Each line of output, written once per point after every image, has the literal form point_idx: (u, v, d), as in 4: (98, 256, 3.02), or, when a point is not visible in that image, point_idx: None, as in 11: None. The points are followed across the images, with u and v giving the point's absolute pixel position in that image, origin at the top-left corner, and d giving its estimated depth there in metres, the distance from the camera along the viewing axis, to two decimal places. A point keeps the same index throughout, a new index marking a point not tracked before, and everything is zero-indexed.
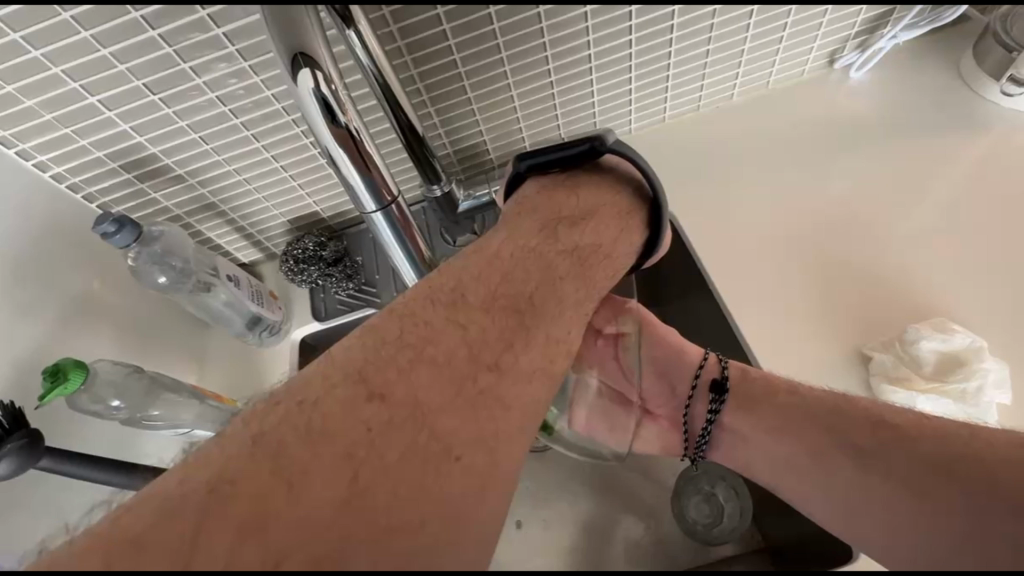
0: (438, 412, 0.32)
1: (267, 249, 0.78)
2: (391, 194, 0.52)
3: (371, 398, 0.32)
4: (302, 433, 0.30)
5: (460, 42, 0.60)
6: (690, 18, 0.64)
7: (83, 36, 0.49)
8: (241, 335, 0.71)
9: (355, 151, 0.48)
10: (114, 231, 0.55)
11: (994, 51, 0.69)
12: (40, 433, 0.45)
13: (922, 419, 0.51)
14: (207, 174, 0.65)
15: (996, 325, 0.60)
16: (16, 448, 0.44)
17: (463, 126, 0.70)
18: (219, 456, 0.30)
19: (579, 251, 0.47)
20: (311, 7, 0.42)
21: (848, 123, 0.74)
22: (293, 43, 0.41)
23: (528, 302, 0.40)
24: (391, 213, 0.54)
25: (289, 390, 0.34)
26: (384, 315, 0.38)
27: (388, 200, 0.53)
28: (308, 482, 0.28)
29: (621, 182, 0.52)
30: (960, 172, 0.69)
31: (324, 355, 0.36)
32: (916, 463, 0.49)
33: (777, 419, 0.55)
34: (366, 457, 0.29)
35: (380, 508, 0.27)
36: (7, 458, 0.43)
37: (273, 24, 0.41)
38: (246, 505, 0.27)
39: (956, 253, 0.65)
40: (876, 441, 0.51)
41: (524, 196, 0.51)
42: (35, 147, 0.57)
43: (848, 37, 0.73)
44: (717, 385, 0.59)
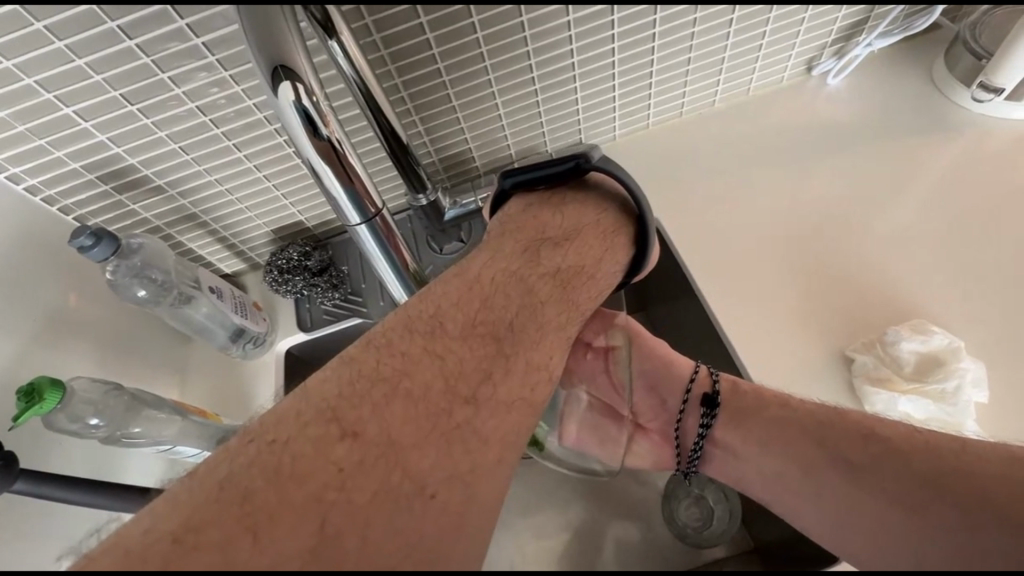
0: (411, 450, 0.31)
1: (251, 260, 0.77)
2: (376, 206, 0.52)
3: (343, 437, 0.31)
4: (276, 471, 0.30)
5: (444, 51, 0.60)
6: (671, 27, 0.65)
7: (58, 46, 0.48)
8: (224, 348, 0.70)
9: (337, 163, 0.47)
10: (92, 244, 0.53)
11: (964, 57, 0.71)
12: (15, 455, 0.44)
13: (913, 432, 0.52)
14: (188, 185, 0.64)
15: (973, 324, 0.62)
16: None
17: (447, 136, 0.70)
18: (187, 499, 0.29)
19: (560, 275, 0.47)
20: (292, 18, 0.42)
21: (826, 130, 0.76)
22: (274, 55, 0.41)
23: (508, 329, 0.40)
24: (375, 225, 0.53)
25: (263, 428, 0.33)
26: (360, 345, 0.38)
27: (372, 212, 0.52)
28: (274, 531, 0.27)
29: (605, 199, 0.53)
30: (934, 176, 0.71)
31: (299, 388, 0.36)
32: (907, 476, 0.49)
33: (768, 431, 0.56)
34: (335, 501, 0.28)
35: (352, 551, 0.26)
36: None
37: (253, 35, 0.41)
38: (225, 541, 0.26)
39: (934, 255, 0.66)
40: (868, 455, 0.51)
41: (505, 214, 0.52)
42: (8, 159, 0.56)
43: (825, 44, 0.75)
44: (709, 398, 0.60)
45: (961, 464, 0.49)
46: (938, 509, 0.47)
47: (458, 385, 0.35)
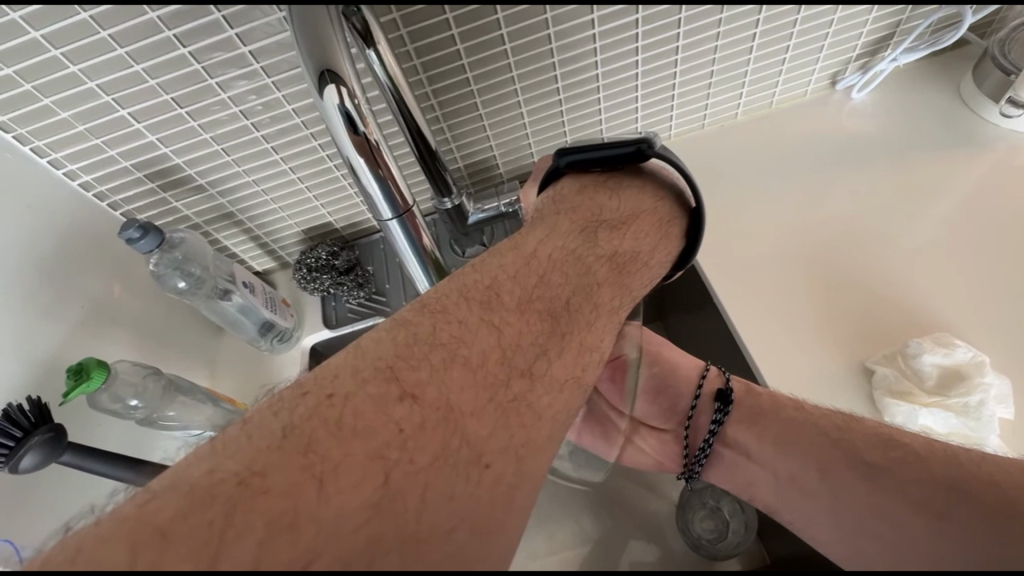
0: (468, 417, 0.32)
1: (281, 258, 0.80)
2: (407, 203, 0.55)
3: (402, 398, 0.33)
4: (339, 424, 0.31)
5: (473, 61, 0.62)
6: (694, 40, 0.67)
7: (119, 53, 0.52)
8: (253, 340, 0.73)
9: (373, 160, 0.50)
10: (139, 237, 0.56)
11: (992, 74, 0.71)
12: (64, 428, 0.46)
13: (938, 443, 0.51)
14: (226, 184, 0.68)
15: (1001, 341, 0.61)
16: (42, 441, 0.44)
17: (476, 144, 0.73)
18: (247, 447, 0.31)
19: (617, 257, 0.49)
20: (338, 27, 0.44)
21: (849, 142, 0.76)
22: (322, 61, 0.44)
23: (564, 308, 0.42)
24: (405, 221, 0.56)
25: (319, 381, 0.35)
26: (415, 311, 0.39)
27: (404, 209, 0.55)
28: (337, 482, 0.28)
29: (662, 189, 0.56)
30: (961, 191, 0.70)
31: (354, 345, 0.37)
32: (921, 480, 0.49)
33: (785, 433, 0.57)
34: (396, 460, 0.30)
35: (410, 510, 0.27)
36: (33, 450, 0.44)
37: (303, 42, 0.43)
38: (289, 484, 0.28)
39: (958, 271, 0.65)
40: (887, 459, 0.51)
41: (561, 192, 0.54)
42: (66, 157, 0.60)
43: (850, 59, 0.75)
44: (722, 396, 0.62)
45: (989, 474, 0.47)
46: (963, 515, 0.45)
47: (503, 360, 0.36)
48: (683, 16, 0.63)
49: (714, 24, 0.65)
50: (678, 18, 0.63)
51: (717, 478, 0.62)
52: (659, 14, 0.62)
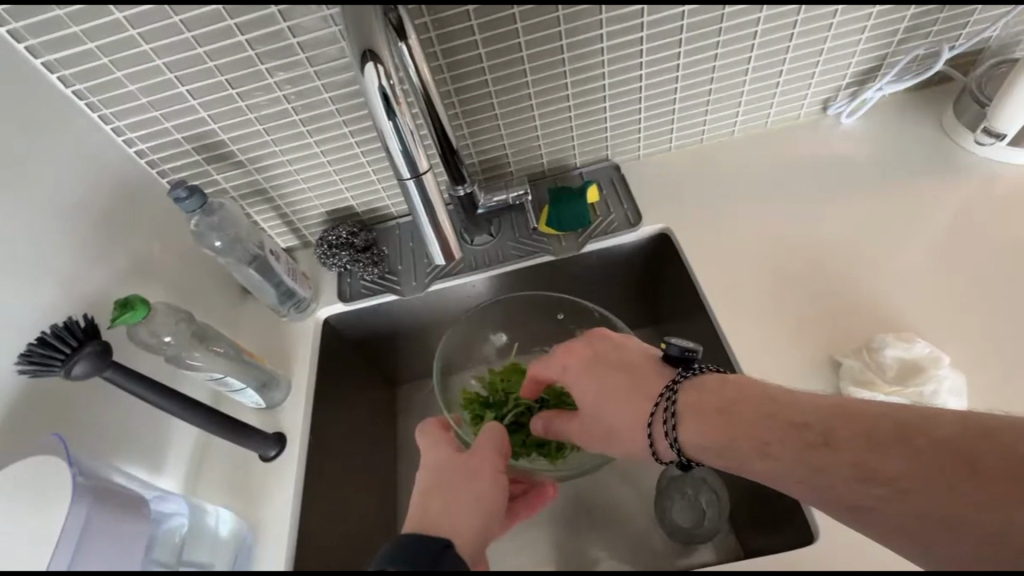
0: None
1: (303, 237, 0.87)
2: (424, 165, 0.60)
3: None
4: None
5: (493, 65, 0.70)
6: (693, 59, 0.74)
7: (186, 37, 0.60)
8: (274, 306, 0.79)
9: (401, 134, 0.57)
10: (185, 197, 0.63)
11: (970, 106, 0.76)
12: (109, 345, 0.53)
13: (903, 423, 0.46)
14: (263, 162, 0.75)
15: (960, 345, 0.66)
16: (93, 351, 0.51)
17: (489, 144, 0.80)
18: None
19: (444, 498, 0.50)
20: (381, 17, 0.52)
21: (836, 163, 0.82)
22: (364, 43, 0.51)
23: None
24: (422, 183, 0.61)
25: None
26: None
27: (421, 170, 0.60)
28: None
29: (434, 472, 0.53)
30: (936, 211, 0.75)
31: None
32: (931, 491, 0.44)
33: (771, 473, 0.49)
34: None
35: None
36: (84, 358, 0.51)
37: (350, 28, 0.51)
38: None
39: (928, 282, 0.70)
40: (865, 490, 0.45)
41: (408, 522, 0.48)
42: (127, 126, 0.67)
43: (840, 86, 0.81)
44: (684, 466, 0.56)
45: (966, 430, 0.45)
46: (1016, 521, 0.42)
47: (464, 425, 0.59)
48: (685, 22, 0.69)
49: (713, 36, 0.71)
50: (680, 23, 0.69)
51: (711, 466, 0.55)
52: (665, 21, 0.68)
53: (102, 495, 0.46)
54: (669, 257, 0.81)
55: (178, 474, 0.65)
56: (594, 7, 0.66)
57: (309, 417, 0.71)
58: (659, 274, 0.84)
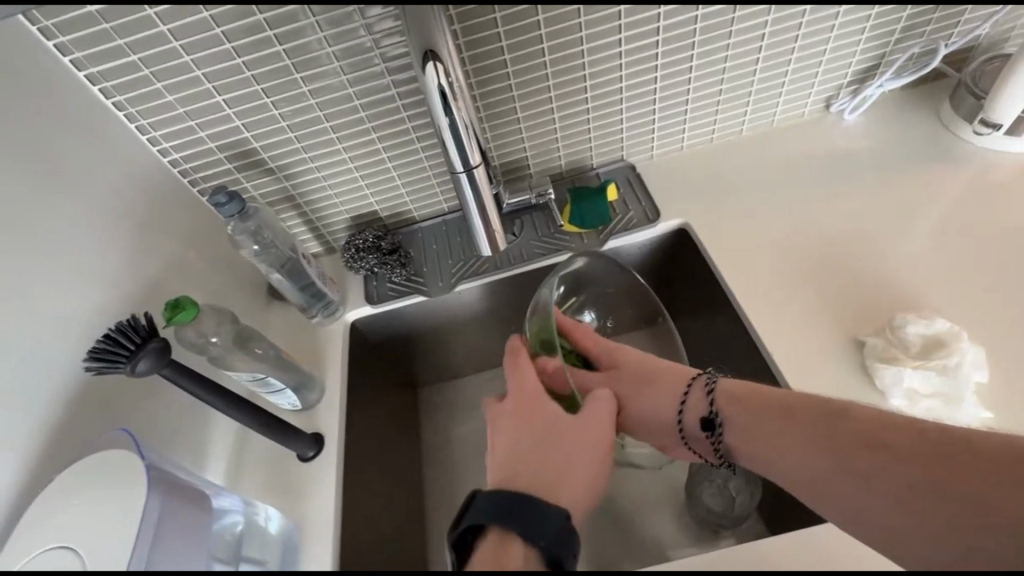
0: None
1: (327, 243, 0.88)
2: (476, 159, 0.63)
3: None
4: None
5: (516, 70, 0.73)
6: (705, 61, 0.77)
7: (226, 48, 0.62)
8: (304, 309, 0.80)
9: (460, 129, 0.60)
10: (226, 202, 0.65)
11: (966, 99, 0.81)
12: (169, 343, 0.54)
13: (931, 435, 0.50)
14: (292, 169, 0.77)
15: (974, 320, 0.69)
16: (155, 348, 0.52)
17: (510, 147, 0.83)
18: None
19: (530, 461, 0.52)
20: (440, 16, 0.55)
21: (841, 156, 0.86)
22: (426, 43, 0.54)
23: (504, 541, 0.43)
24: (473, 175, 0.65)
25: None
26: None
27: (473, 164, 0.64)
28: None
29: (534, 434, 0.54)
30: (940, 198, 0.79)
31: None
32: (922, 480, 0.48)
33: (777, 441, 0.55)
34: None
35: None
36: (148, 355, 0.52)
37: (412, 27, 0.54)
38: None
39: (939, 264, 0.74)
40: (853, 466, 0.51)
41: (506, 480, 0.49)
42: (163, 136, 0.69)
43: (841, 85, 0.86)
44: (707, 422, 0.59)
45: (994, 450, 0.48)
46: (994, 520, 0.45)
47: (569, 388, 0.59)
48: (698, 26, 0.72)
49: (723, 39, 0.75)
50: (693, 27, 0.72)
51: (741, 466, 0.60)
52: (680, 26, 0.72)
53: (172, 488, 0.47)
54: (688, 252, 0.84)
55: (219, 476, 0.65)
56: (613, 13, 0.69)
57: (345, 418, 0.73)
58: (678, 269, 0.86)
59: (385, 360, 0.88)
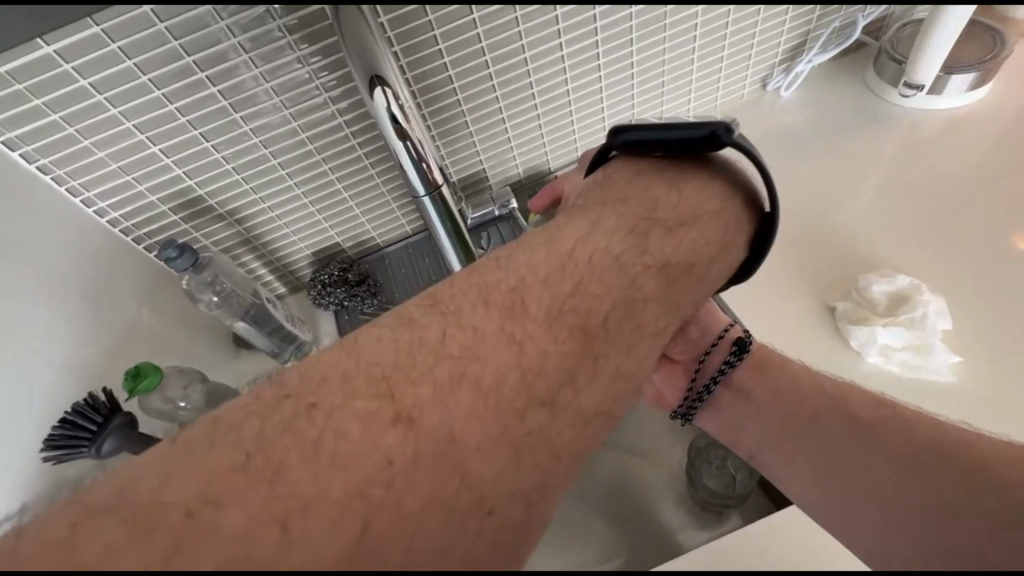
0: (474, 457, 0.32)
1: (291, 282, 0.85)
2: (438, 179, 0.62)
3: (389, 461, 0.32)
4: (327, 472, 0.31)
5: (463, 84, 0.72)
6: (646, 56, 0.79)
7: (156, 95, 0.59)
8: (274, 356, 0.76)
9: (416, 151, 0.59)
10: (177, 255, 0.62)
11: (889, 65, 0.85)
12: (133, 416, 0.58)
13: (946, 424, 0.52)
14: (243, 212, 0.74)
15: (928, 271, 0.72)
16: (120, 425, 0.56)
17: (466, 161, 0.82)
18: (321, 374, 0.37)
19: (669, 267, 0.46)
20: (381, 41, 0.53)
21: (784, 131, 0.89)
22: (371, 68, 0.53)
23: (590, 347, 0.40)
24: (436, 197, 0.63)
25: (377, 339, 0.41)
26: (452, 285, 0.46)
27: (435, 186, 0.63)
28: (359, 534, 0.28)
29: (731, 187, 0.50)
30: (881, 160, 0.83)
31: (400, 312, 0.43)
32: (914, 451, 0.51)
33: (782, 391, 0.60)
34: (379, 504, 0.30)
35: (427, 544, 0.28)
36: (113, 434, 0.56)
37: (354, 53, 0.52)
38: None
39: (889, 222, 0.77)
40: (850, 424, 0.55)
41: (610, 175, 0.53)
42: (98, 195, 0.64)
43: (773, 64, 0.89)
44: (740, 343, 0.64)
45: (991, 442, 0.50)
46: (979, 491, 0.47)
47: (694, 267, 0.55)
48: (635, 22, 0.73)
49: (659, 33, 0.76)
50: (630, 25, 0.74)
51: (706, 421, 0.65)
52: (615, 24, 0.73)
53: None
54: None
55: None
56: (551, 18, 0.69)
57: None
58: None
59: None
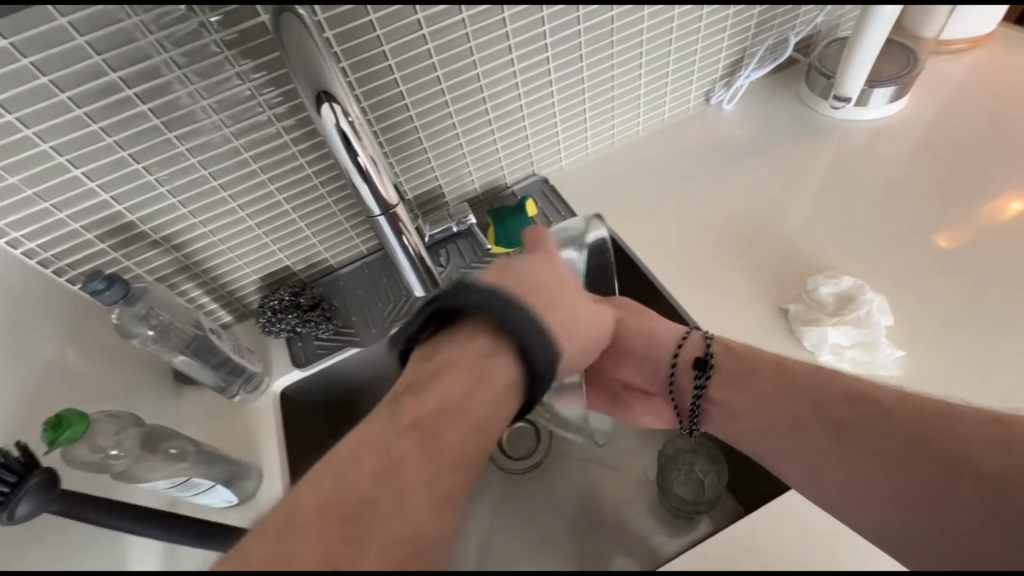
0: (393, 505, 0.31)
1: (239, 310, 0.80)
2: (391, 198, 0.60)
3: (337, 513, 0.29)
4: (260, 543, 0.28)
5: (415, 101, 0.71)
6: (595, 71, 0.80)
7: (77, 114, 0.54)
8: (222, 390, 0.71)
9: (370, 169, 0.57)
10: (105, 288, 0.57)
11: (819, 79, 0.91)
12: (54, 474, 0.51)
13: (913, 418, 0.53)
14: (182, 237, 0.69)
15: (868, 271, 0.77)
16: (38, 484, 0.49)
17: (421, 178, 0.81)
18: None
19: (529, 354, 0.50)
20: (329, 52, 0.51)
21: (729, 142, 0.93)
22: (317, 83, 0.50)
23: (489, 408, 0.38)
24: (391, 216, 0.61)
25: None
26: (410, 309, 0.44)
27: (389, 205, 0.61)
28: None
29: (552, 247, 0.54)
30: (818, 167, 0.88)
31: None
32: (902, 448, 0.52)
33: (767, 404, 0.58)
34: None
35: None
36: (28, 496, 0.49)
37: (297, 66, 0.50)
38: None
39: (831, 226, 0.82)
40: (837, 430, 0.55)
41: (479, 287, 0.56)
42: (11, 225, 0.58)
43: (715, 79, 0.93)
44: (701, 361, 0.63)
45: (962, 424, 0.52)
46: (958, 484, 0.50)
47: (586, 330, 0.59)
48: (584, 37, 0.75)
49: (608, 48, 0.78)
50: (579, 40, 0.75)
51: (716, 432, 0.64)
52: (568, 39, 0.74)
53: None
54: None
55: None
56: (502, 34, 0.69)
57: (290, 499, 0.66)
58: None
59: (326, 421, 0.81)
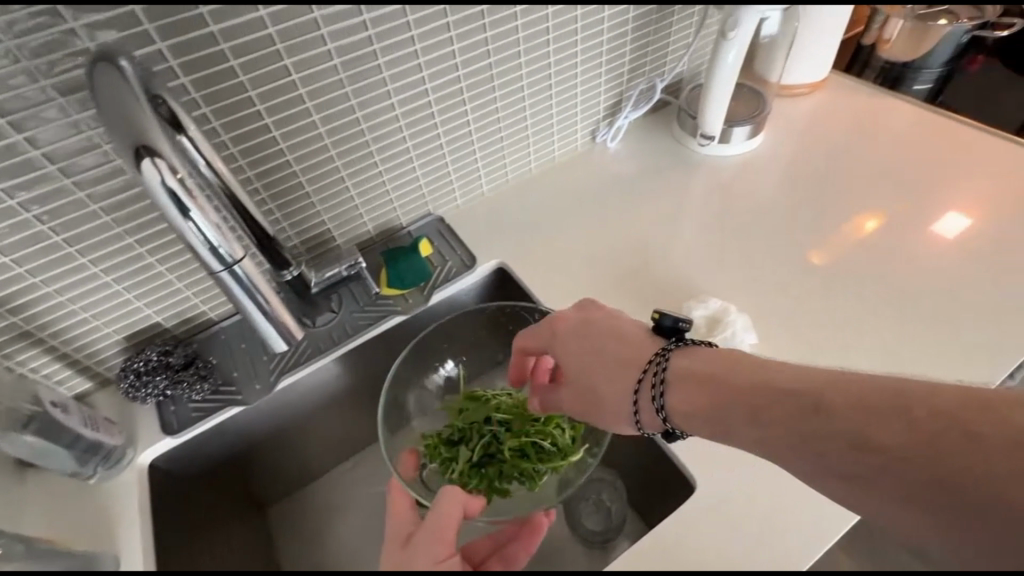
0: None
1: (99, 376, 0.72)
2: (238, 254, 0.54)
3: None
4: None
5: (291, 145, 0.69)
6: (480, 112, 0.83)
7: None
8: (74, 473, 0.63)
9: (213, 229, 0.51)
10: None
11: (687, 119, 1.00)
12: None
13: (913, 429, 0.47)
14: (18, 300, 0.61)
15: (736, 292, 0.84)
16: None
17: (306, 221, 0.77)
18: None
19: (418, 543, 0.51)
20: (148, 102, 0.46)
21: (615, 176, 0.99)
22: (134, 137, 0.45)
23: None
24: (240, 273, 0.55)
25: None
26: None
27: (237, 262, 0.54)
28: None
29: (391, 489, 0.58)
30: (693, 198, 0.96)
31: None
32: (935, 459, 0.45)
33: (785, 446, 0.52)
34: None
35: None
36: None
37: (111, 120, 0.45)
38: None
39: (705, 253, 0.88)
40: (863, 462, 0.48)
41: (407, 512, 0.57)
42: None
43: (598, 119, 1.00)
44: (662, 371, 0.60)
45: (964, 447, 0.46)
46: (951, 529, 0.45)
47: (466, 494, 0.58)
48: (461, 71, 0.76)
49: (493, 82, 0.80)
50: (459, 83, 0.77)
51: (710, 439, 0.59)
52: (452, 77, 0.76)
53: None
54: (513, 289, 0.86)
55: None
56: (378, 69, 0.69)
57: None
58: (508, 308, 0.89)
59: (215, 488, 0.76)
